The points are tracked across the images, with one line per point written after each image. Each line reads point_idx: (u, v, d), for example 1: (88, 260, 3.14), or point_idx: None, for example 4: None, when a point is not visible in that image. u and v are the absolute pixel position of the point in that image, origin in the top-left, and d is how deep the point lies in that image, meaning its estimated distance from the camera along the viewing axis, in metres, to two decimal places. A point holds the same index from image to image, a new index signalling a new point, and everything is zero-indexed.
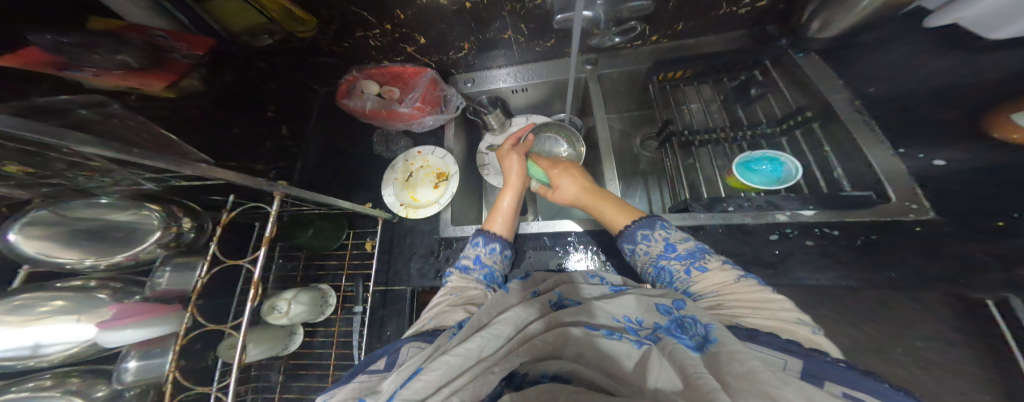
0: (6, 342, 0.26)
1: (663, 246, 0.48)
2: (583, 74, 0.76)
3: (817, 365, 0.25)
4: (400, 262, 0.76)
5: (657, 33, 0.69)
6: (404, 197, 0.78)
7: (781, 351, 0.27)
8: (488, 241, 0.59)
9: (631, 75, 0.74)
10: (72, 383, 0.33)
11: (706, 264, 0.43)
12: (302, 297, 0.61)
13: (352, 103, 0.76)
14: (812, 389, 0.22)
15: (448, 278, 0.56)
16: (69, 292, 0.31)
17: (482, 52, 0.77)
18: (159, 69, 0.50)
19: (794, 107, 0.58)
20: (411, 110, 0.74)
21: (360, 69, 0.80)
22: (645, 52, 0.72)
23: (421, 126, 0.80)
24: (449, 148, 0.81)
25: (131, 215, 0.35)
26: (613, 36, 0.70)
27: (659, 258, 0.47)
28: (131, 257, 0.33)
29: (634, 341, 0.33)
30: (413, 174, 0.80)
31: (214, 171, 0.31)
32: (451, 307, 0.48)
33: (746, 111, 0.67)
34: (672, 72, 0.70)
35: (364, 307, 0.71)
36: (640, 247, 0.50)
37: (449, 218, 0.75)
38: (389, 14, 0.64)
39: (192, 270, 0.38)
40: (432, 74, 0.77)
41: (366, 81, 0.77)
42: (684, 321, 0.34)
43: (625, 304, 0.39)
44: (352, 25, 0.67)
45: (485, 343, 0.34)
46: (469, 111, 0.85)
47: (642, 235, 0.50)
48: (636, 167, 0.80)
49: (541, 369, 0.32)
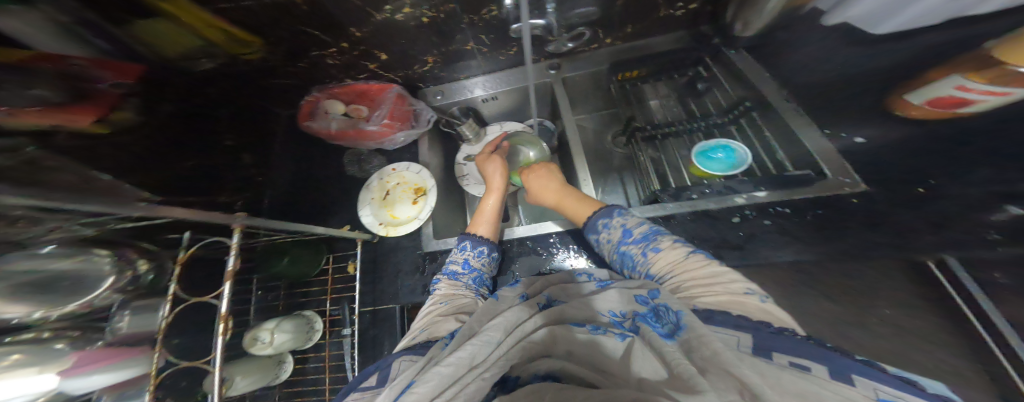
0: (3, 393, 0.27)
1: (621, 233, 0.52)
2: (549, 79, 0.78)
3: (766, 337, 0.26)
4: (386, 281, 0.75)
5: (611, 36, 0.72)
6: (382, 215, 0.79)
7: (735, 327, 0.28)
8: (475, 244, 0.63)
9: (592, 76, 0.77)
10: None
11: (659, 245, 0.46)
12: (285, 325, 0.60)
13: (313, 125, 0.77)
14: (766, 365, 0.23)
15: (436, 284, 0.58)
16: (20, 344, 0.30)
17: (447, 64, 0.78)
18: (88, 103, 0.44)
19: (736, 97, 0.64)
20: (379, 127, 0.75)
21: (321, 89, 0.81)
22: (603, 54, 0.75)
23: (393, 143, 0.82)
24: (424, 163, 0.82)
25: (79, 262, 0.34)
26: (566, 42, 0.72)
27: (620, 245, 0.52)
28: (86, 305, 0.33)
29: (618, 334, 0.35)
30: (390, 192, 0.80)
31: (156, 210, 0.30)
32: (441, 317, 0.48)
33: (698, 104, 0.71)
34: (630, 71, 0.74)
35: (352, 330, 0.70)
36: (603, 235, 0.55)
37: (430, 232, 0.75)
38: (343, 32, 0.65)
39: (157, 311, 0.36)
40: (398, 90, 0.77)
41: (332, 101, 0.77)
42: (659, 309, 0.35)
43: (611, 298, 0.40)
44: (305, 44, 0.67)
45: (476, 350, 0.34)
46: (441, 123, 0.85)
47: (603, 224, 0.55)
48: (611, 164, 0.82)
49: (535, 369, 0.35)
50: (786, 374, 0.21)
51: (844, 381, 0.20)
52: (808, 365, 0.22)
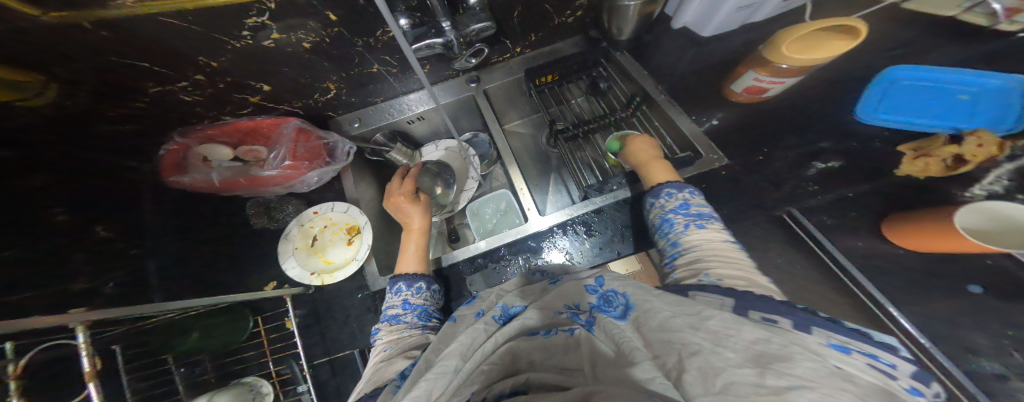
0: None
1: (679, 204, 0.51)
2: (470, 92, 0.79)
3: (740, 298, 0.30)
4: (336, 327, 0.69)
5: (518, 45, 0.75)
6: (314, 264, 0.72)
7: (723, 294, 0.32)
8: (411, 283, 0.60)
9: (511, 84, 0.81)
10: None
11: (706, 224, 0.48)
12: (219, 398, 0.54)
13: (183, 179, 0.65)
14: (732, 319, 0.26)
15: (376, 337, 0.56)
16: None
17: (356, 89, 0.75)
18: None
19: (630, 94, 0.71)
20: (282, 171, 0.69)
21: (185, 132, 0.66)
22: (516, 63, 0.79)
23: (306, 184, 0.75)
24: (352, 200, 0.78)
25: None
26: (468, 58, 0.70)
27: (670, 213, 0.51)
28: None
29: (568, 329, 0.40)
30: (317, 237, 0.74)
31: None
32: (389, 360, 0.47)
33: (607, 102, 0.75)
34: (544, 76, 0.75)
35: (307, 385, 0.63)
36: (660, 201, 0.54)
37: (374, 270, 0.71)
38: (190, 61, 0.53)
39: None
40: (299, 123, 0.72)
41: (213, 146, 0.67)
42: (608, 295, 0.39)
43: (563, 294, 0.44)
44: (133, 78, 0.52)
45: (433, 384, 0.32)
46: (367, 151, 0.81)
47: (668, 192, 0.54)
48: (548, 165, 0.87)
49: (498, 389, 0.35)
50: (749, 326, 0.25)
51: (804, 331, 0.24)
52: (777, 319, 0.26)
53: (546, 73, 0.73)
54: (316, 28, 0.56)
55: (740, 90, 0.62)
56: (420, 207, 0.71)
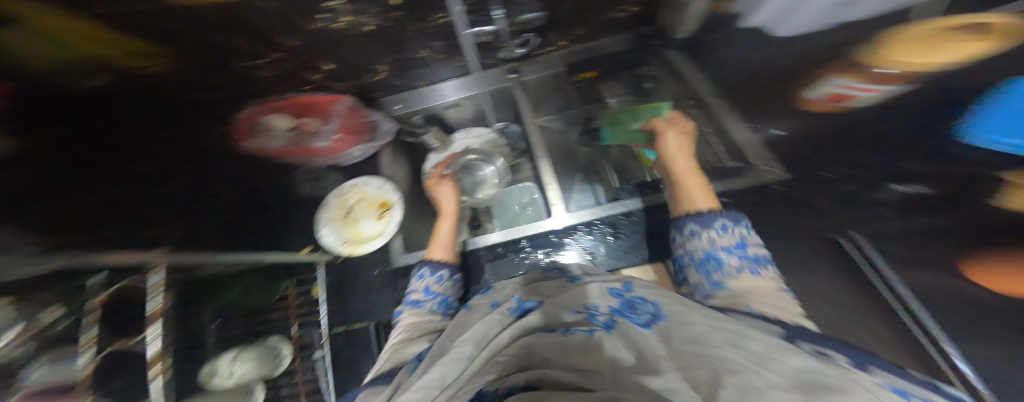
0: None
1: (734, 240, 0.45)
2: (508, 83, 0.79)
3: (787, 330, 0.27)
4: (357, 298, 0.76)
5: (563, 38, 0.73)
6: (347, 233, 0.76)
7: (771, 325, 0.28)
8: (434, 270, 0.63)
9: (550, 78, 0.79)
10: None
11: (761, 270, 0.41)
12: (246, 354, 0.57)
13: (254, 142, 0.66)
14: (776, 345, 0.22)
15: (399, 317, 0.57)
16: None
17: (402, 72, 0.77)
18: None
19: (682, 95, 0.72)
20: (331, 142, 0.76)
21: (259, 101, 0.65)
22: (556, 57, 0.76)
23: (348, 158, 0.81)
24: (387, 176, 0.81)
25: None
26: (515, 48, 0.74)
27: (715, 250, 0.45)
28: None
29: (588, 330, 0.37)
30: (352, 208, 0.78)
31: None
32: (407, 342, 0.48)
33: (651, 102, 0.74)
34: (584, 72, 0.77)
35: (325, 351, 0.69)
36: (710, 231, 0.48)
37: (399, 246, 0.77)
38: (280, 43, 0.58)
39: (74, 359, 0.36)
40: (350, 101, 0.77)
41: (274, 114, 0.68)
42: (634, 301, 0.39)
43: (583, 294, 0.43)
44: (224, 55, 0.55)
45: (447, 369, 0.34)
46: (405, 134, 0.85)
47: (721, 224, 0.48)
48: (575, 164, 0.81)
49: (512, 381, 0.31)
50: (796, 353, 0.21)
51: (865, 365, 0.19)
52: (829, 351, 0.21)
53: (586, 71, 0.75)
54: (375, 11, 0.59)
55: (817, 97, 0.61)
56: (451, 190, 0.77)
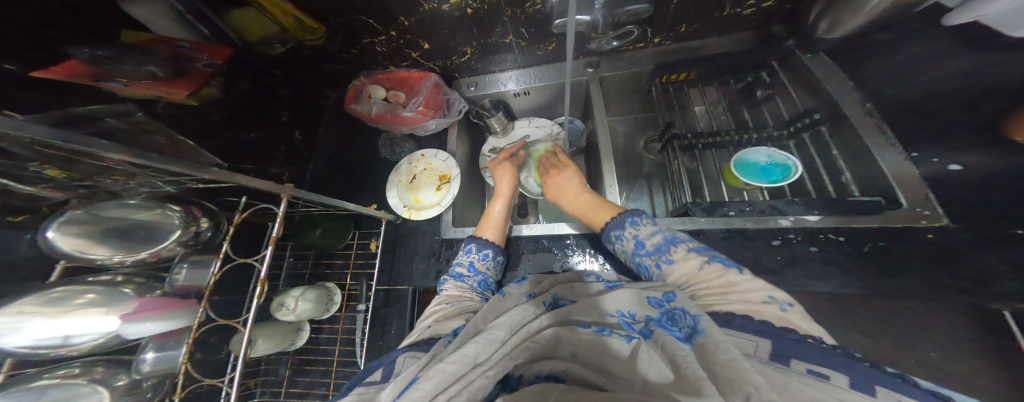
0: (39, 331, 0.29)
1: (633, 244, 0.51)
2: (585, 78, 0.75)
3: (789, 344, 0.27)
4: (402, 262, 0.80)
5: (659, 36, 0.68)
6: (407, 199, 0.81)
7: (757, 334, 0.30)
8: (479, 248, 0.63)
9: (633, 77, 0.72)
10: (97, 371, 0.37)
11: (672, 257, 0.46)
12: (309, 294, 0.64)
13: (357, 107, 0.81)
14: (774, 372, 0.24)
15: (442, 287, 0.58)
16: (99, 286, 0.34)
17: (484, 56, 0.79)
18: (184, 78, 0.54)
19: (802, 109, 0.56)
20: (415, 114, 0.77)
21: (368, 74, 0.83)
22: (647, 55, 0.71)
23: (425, 130, 0.83)
24: (450, 151, 0.83)
25: (155, 214, 0.38)
26: (611, 40, 0.69)
27: (634, 256, 0.51)
28: (154, 255, 0.36)
29: (624, 336, 0.36)
30: (416, 176, 0.83)
31: (221, 174, 0.33)
32: (446, 317, 0.49)
33: (753, 114, 0.65)
34: (675, 74, 0.69)
35: (366, 306, 0.74)
36: (617, 246, 0.53)
37: (450, 220, 0.78)
38: (394, 21, 0.67)
39: (208, 267, 0.42)
40: (437, 79, 0.79)
41: (376, 86, 0.80)
42: (674, 313, 0.36)
43: (620, 299, 0.41)
44: (358, 33, 0.70)
45: (480, 348, 0.34)
46: (472, 114, 0.86)
47: (615, 235, 0.53)
48: (639, 170, 0.78)
49: (536, 371, 0.34)
50: (798, 382, 0.23)
51: (864, 391, 0.20)
52: (825, 374, 0.23)
53: (682, 70, 0.67)
54: None
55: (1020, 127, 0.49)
56: (511, 174, 0.74)
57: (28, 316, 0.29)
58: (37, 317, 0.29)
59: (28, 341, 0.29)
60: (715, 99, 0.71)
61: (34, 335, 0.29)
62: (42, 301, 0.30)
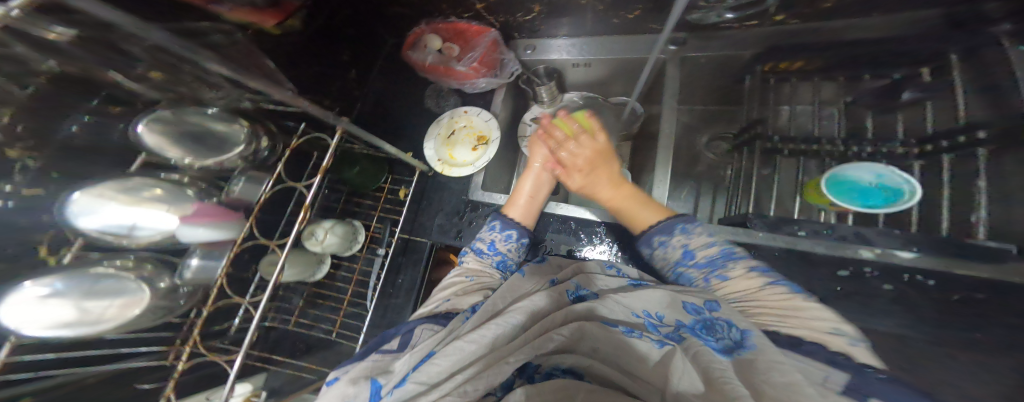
0: (113, 217, 0.31)
1: (680, 253, 0.45)
2: (664, 56, 0.66)
3: (869, 382, 0.22)
4: (426, 215, 0.82)
5: (784, 12, 0.58)
6: (442, 153, 0.78)
7: (827, 365, 0.25)
8: (505, 227, 0.59)
9: (723, 62, 0.63)
10: (146, 269, 0.36)
11: (727, 273, 0.40)
12: (337, 229, 0.64)
13: (411, 55, 0.76)
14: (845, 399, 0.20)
15: (462, 258, 0.57)
16: (167, 182, 0.36)
17: (550, 17, 0.72)
18: (277, 8, 0.52)
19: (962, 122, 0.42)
20: (467, 69, 0.73)
21: (427, 22, 0.77)
22: (756, 35, 0.60)
23: (472, 88, 0.80)
24: (495, 113, 0.79)
25: (226, 126, 0.38)
26: (722, 12, 0.59)
27: (676, 265, 0.45)
28: (219, 163, 0.36)
29: (655, 340, 0.33)
30: (455, 132, 0.79)
31: (294, 99, 0.31)
32: (465, 292, 0.47)
33: (877, 122, 0.55)
34: (783, 62, 0.59)
35: (386, 251, 0.76)
36: (658, 253, 0.48)
37: (479, 183, 0.76)
38: None
39: (259, 184, 0.41)
40: (496, 36, 0.75)
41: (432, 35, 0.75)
42: (713, 322, 0.32)
43: (648, 297, 0.37)
44: None
45: (498, 331, 0.33)
46: (522, 80, 0.80)
47: (658, 241, 0.48)
48: (691, 168, 0.72)
49: (556, 363, 0.35)
50: None
51: None
52: None
53: (794, 59, 0.58)
54: None
55: None
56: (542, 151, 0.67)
57: (106, 198, 0.31)
58: (114, 201, 0.32)
59: (95, 226, 0.30)
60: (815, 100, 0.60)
61: (105, 220, 0.31)
62: (121, 187, 0.33)
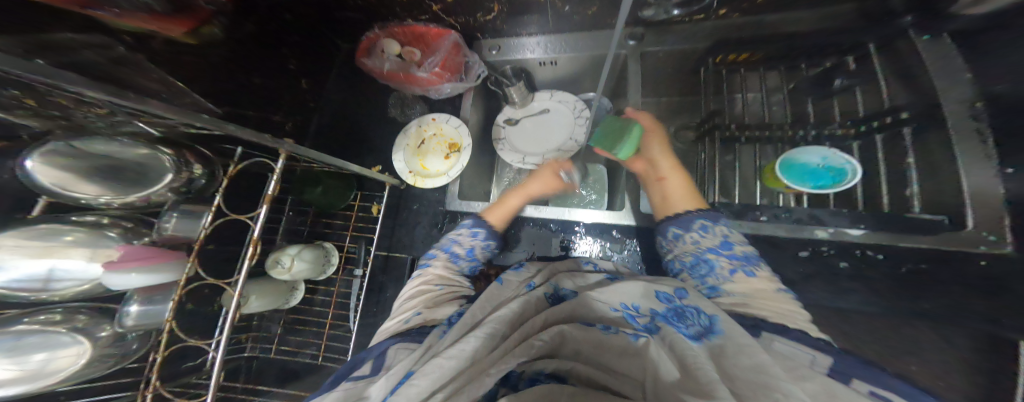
0: (30, 267, 0.29)
1: (718, 241, 0.42)
2: (624, 52, 0.66)
3: (849, 365, 0.23)
4: (404, 229, 0.79)
5: (727, 6, 0.58)
6: (413, 164, 0.75)
7: (816, 349, 0.26)
8: (476, 226, 0.57)
9: (681, 55, 0.64)
10: (81, 319, 0.34)
11: (756, 271, 0.39)
12: (305, 254, 0.60)
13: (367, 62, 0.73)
14: (826, 381, 0.21)
15: (430, 261, 0.53)
16: (83, 226, 0.32)
17: (513, 16, 0.70)
18: (183, 13, 0.46)
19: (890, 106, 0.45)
20: (429, 75, 0.71)
21: (382, 25, 0.74)
22: (706, 29, 0.61)
23: (438, 93, 0.78)
24: (464, 119, 0.76)
25: (144, 155, 0.35)
26: (671, 8, 0.59)
27: (707, 251, 0.42)
28: (145, 198, 0.34)
29: (632, 334, 0.33)
30: (425, 141, 0.77)
31: (213, 122, 0.28)
32: (433, 302, 0.44)
33: (817, 107, 0.56)
34: (733, 54, 0.61)
35: (363, 271, 0.72)
36: (691, 234, 0.45)
37: (456, 191, 0.73)
38: None
39: (198, 219, 0.36)
40: (457, 38, 0.72)
41: (389, 40, 0.72)
42: (684, 310, 0.33)
43: (628, 290, 0.37)
44: None
45: (481, 343, 0.30)
46: (490, 81, 0.77)
47: (701, 224, 0.45)
48: None
49: (539, 367, 0.32)
50: (845, 393, 0.20)
51: None
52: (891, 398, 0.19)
53: (743, 51, 0.60)
54: None
55: None
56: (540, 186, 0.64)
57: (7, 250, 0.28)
58: (19, 254, 0.28)
59: (7, 280, 0.28)
60: (773, 87, 0.63)
61: (21, 272, 0.29)
62: (22, 235, 0.29)
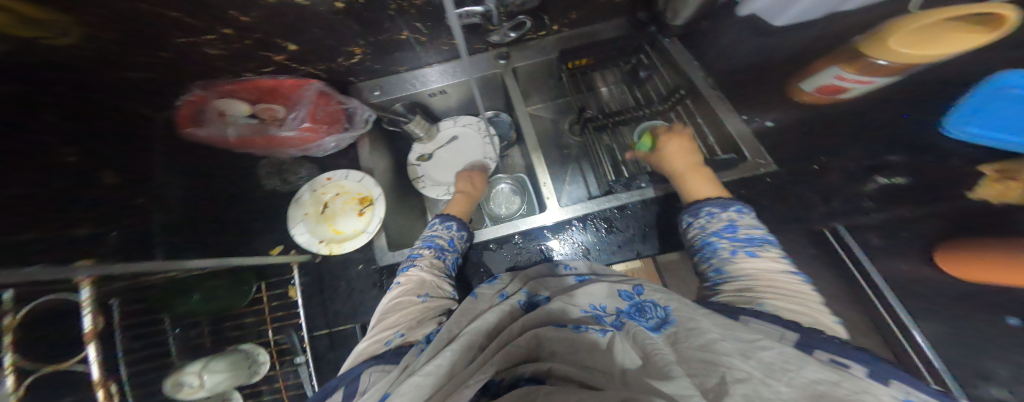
0: None
1: (723, 225, 0.46)
2: (498, 70, 0.75)
3: (814, 338, 0.25)
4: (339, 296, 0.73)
5: (556, 23, 0.71)
6: (322, 232, 0.72)
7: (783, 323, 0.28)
8: (446, 221, 0.63)
9: (543, 65, 0.76)
10: None
11: (758, 252, 0.41)
12: (215, 364, 0.52)
13: (199, 131, 0.62)
14: (789, 354, 0.22)
15: (414, 262, 0.54)
16: None
17: (379, 57, 0.71)
18: None
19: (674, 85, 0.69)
20: (299, 133, 0.67)
21: (208, 84, 0.61)
22: (551, 42, 0.74)
23: (321, 149, 0.76)
24: (367, 168, 0.77)
25: None
26: (508, 31, 0.69)
27: (711, 235, 0.46)
28: None
29: (599, 330, 0.35)
30: (329, 204, 0.74)
31: None
32: (417, 319, 0.43)
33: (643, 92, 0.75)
34: (578, 59, 0.73)
35: (305, 355, 0.65)
36: (700, 221, 0.50)
37: (384, 244, 0.70)
38: None
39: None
40: (322, 88, 0.70)
41: (229, 101, 0.63)
42: (643, 305, 0.35)
43: (595, 291, 0.39)
44: None
45: (458, 355, 0.29)
46: (385, 121, 0.78)
47: (709, 212, 0.49)
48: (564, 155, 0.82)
49: (519, 372, 0.31)
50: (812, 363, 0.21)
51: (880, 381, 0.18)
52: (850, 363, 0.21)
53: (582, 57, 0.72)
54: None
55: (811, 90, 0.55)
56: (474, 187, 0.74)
57: None
58: None
59: None
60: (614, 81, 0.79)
61: None
62: None
